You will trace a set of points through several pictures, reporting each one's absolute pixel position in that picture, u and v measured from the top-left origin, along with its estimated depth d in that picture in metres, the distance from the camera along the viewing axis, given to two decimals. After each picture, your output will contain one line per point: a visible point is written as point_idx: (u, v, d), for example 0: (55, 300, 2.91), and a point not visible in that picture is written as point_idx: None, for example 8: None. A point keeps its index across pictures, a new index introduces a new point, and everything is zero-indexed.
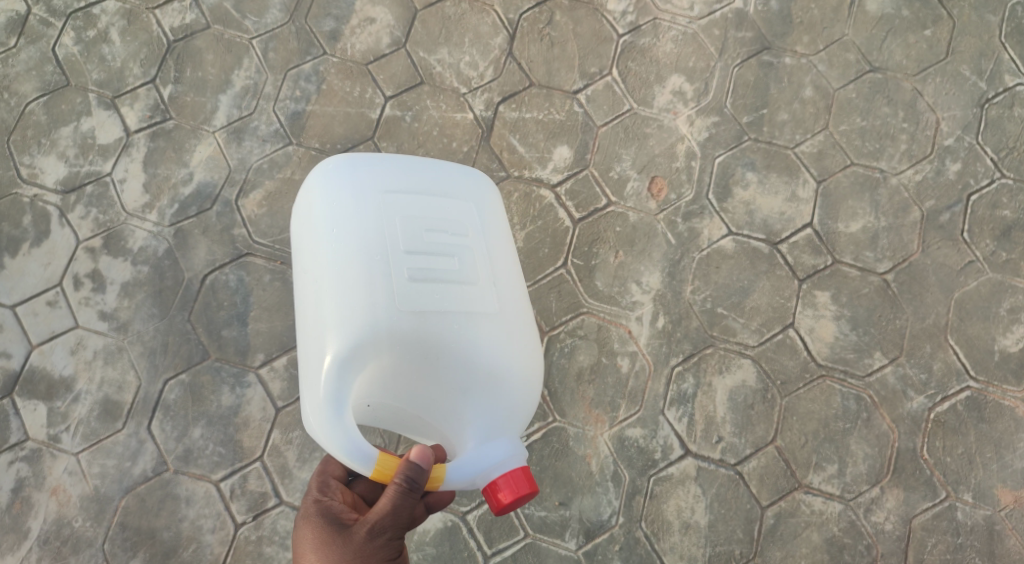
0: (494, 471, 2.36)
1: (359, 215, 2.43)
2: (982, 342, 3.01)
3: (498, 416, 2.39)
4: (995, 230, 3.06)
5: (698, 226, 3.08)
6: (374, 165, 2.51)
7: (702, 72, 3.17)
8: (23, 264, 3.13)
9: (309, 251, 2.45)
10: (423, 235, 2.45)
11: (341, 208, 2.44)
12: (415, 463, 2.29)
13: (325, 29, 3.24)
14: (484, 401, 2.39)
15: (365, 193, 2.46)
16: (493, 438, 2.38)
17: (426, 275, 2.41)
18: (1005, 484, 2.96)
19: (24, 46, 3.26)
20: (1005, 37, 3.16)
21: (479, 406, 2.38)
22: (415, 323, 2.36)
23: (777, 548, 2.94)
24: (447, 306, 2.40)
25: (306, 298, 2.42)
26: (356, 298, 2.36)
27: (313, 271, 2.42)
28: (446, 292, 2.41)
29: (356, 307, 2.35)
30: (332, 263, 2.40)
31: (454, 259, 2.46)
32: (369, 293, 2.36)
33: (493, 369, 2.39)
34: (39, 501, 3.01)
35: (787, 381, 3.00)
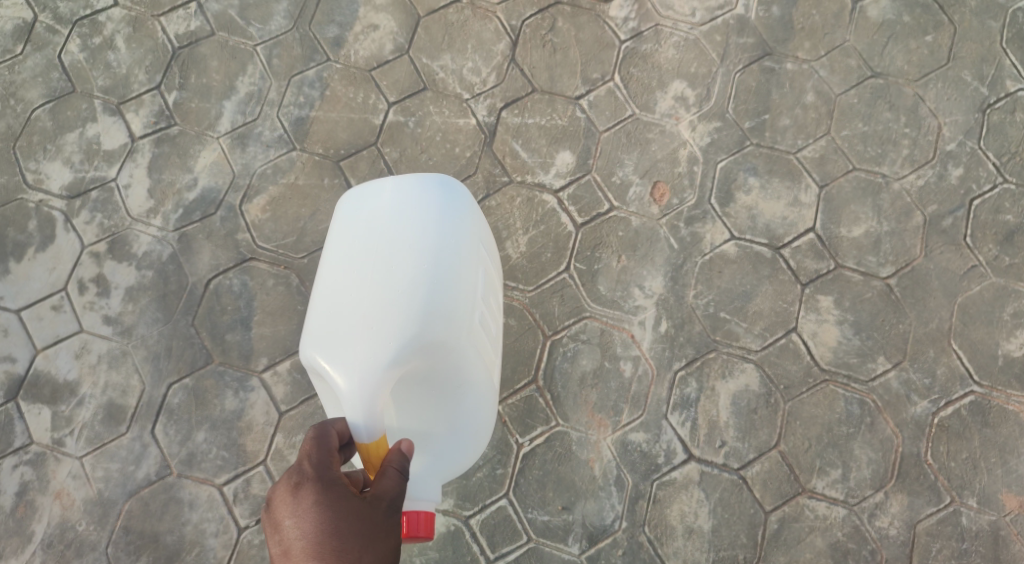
0: (420, 502, 2.45)
1: (469, 245, 2.53)
2: (985, 347, 3.01)
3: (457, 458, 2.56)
4: (998, 234, 3.06)
5: (701, 230, 3.09)
6: (478, 213, 2.64)
7: (704, 77, 3.18)
8: (28, 269, 3.14)
9: (408, 233, 2.47)
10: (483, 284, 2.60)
11: (461, 232, 2.52)
12: (405, 452, 2.35)
13: (328, 35, 3.26)
14: (456, 445, 2.54)
15: (475, 229, 2.58)
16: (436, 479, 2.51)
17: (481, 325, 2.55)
18: (1010, 489, 2.95)
19: (31, 53, 3.28)
20: (1006, 42, 3.17)
21: (453, 449, 2.54)
22: (473, 360, 2.48)
23: (781, 553, 2.93)
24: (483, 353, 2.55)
25: (390, 271, 2.42)
26: (444, 306, 2.41)
27: (406, 253, 2.44)
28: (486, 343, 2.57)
29: (440, 312, 2.40)
30: (430, 259, 2.44)
31: (492, 319, 2.63)
32: (459, 310, 2.44)
33: (479, 422, 2.58)
34: (43, 504, 3.02)
35: (790, 385, 3.00)
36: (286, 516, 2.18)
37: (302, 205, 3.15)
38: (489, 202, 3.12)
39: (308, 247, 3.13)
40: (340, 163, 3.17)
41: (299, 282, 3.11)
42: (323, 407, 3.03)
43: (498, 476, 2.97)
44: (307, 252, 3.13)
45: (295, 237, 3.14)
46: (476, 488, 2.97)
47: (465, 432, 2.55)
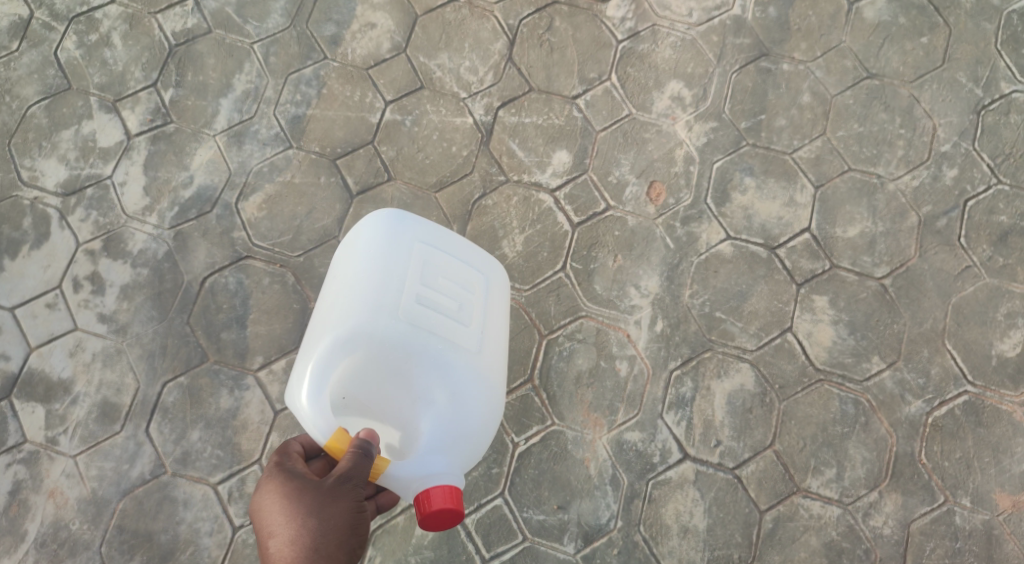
0: (433, 480, 2.45)
1: (395, 246, 2.59)
2: (979, 347, 3.02)
3: (449, 434, 2.47)
4: (992, 235, 3.08)
5: (697, 230, 3.09)
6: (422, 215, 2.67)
7: (700, 78, 3.19)
8: (22, 267, 3.13)
9: (340, 266, 2.64)
10: (432, 275, 2.58)
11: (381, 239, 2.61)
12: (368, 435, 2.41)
13: (325, 34, 3.26)
14: (440, 423, 2.46)
15: (409, 232, 2.62)
16: (439, 459, 2.47)
17: (427, 310, 2.52)
18: (1004, 488, 2.96)
19: (27, 50, 3.27)
20: (1001, 45, 3.19)
21: (436, 429, 2.46)
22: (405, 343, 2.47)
23: (776, 552, 2.94)
24: (436, 335, 2.50)
25: (325, 304, 2.60)
26: (358, 309, 2.50)
27: (336, 282, 2.61)
28: (439, 323, 2.52)
29: (358, 315, 2.49)
30: (350, 276, 2.57)
31: (451, 302, 2.58)
32: (376, 307, 2.50)
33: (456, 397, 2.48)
34: (36, 503, 3.01)
35: (785, 385, 3.01)
36: (253, 507, 2.40)
37: (298, 203, 3.15)
38: (485, 201, 3.12)
39: (304, 245, 3.13)
40: (336, 161, 3.17)
41: (294, 280, 3.11)
42: None
43: (494, 475, 2.97)
44: (303, 251, 3.12)
45: (291, 235, 3.13)
46: (471, 487, 2.96)
47: (441, 409, 2.46)
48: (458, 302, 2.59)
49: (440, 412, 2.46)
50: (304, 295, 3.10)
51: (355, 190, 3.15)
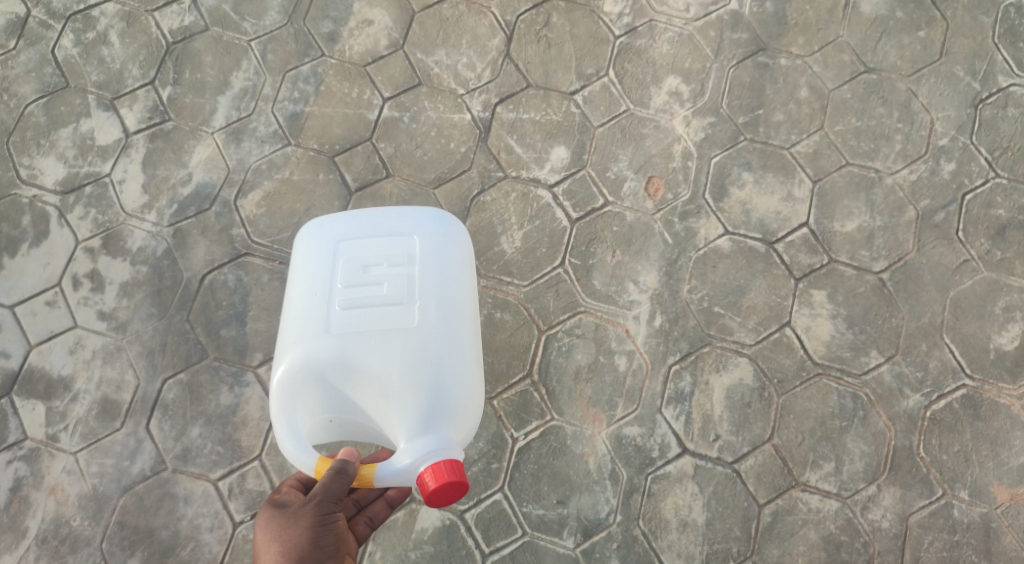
0: (425, 460, 2.41)
1: (315, 257, 2.58)
2: (977, 340, 3.03)
3: (427, 412, 2.44)
4: (990, 229, 3.08)
5: (695, 225, 3.10)
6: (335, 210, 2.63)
7: (698, 73, 3.19)
8: (22, 265, 3.14)
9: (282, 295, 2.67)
10: (361, 267, 2.55)
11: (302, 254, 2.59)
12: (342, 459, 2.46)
13: (323, 31, 3.26)
14: (412, 409, 2.44)
15: (324, 238, 2.59)
16: (417, 439, 2.42)
17: (358, 307, 2.50)
18: (1001, 481, 2.97)
19: (24, 48, 3.27)
20: (998, 38, 3.19)
21: (406, 414, 2.44)
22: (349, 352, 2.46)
23: (775, 546, 2.95)
24: (376, 327, 2.49)
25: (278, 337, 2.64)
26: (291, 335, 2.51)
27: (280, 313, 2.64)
28: (377, 316, 2.50)
29: (297, 336, 2.50)
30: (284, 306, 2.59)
31: (385, 286, 2.53)
32: (307, 326, 2.50)
33: (419, 377, 2.45)
34: (38, 500, 3.02)
35: (784, 379, 3.02)
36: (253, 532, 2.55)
37: (296, 200, 3.15)
38: (484, 197, 3.13)
39: None
40: (334, 158, 3.17)
41: None
42: None
43: (493, 470, 2.98)
44: None
45: (290, 232, 3.14)
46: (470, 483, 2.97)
47: (409, 395, 2.44)
48: (394, 280, 2.53)
49: (410, 398, 2.44)
50: None
51: (354, 186, 3.15)
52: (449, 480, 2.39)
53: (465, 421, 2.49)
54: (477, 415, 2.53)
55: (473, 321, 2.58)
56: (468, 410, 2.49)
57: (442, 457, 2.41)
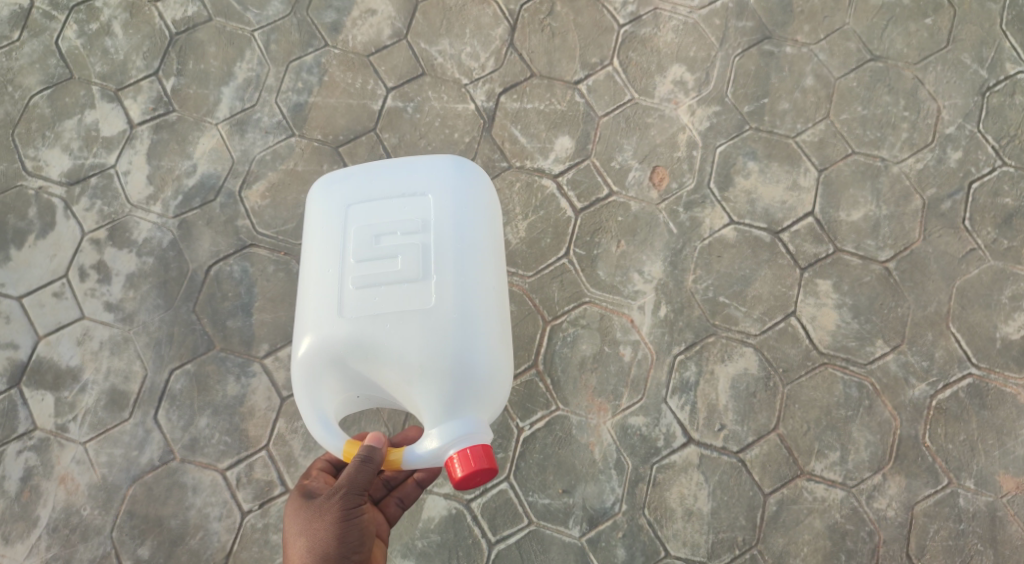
0: (454, 446, 2.43)
1: (328, 230, 2.57)
2: (983, 329, 3.02)
3: (449, 390, 2.43)
4: (997, 217, 3.07)
5: (700, 215, 3.09)
6: (345, 179, 2.60)
7: (703, 62, 3.17)
8: (29, 256, 3.15)
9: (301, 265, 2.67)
10: (375, 241, 2.53)
11: (315, 227, 2.59)
12: (369, 444, 2.46)
13: (326, 21, 3.25)
14: (435, 389, 2.43)
15: (335, 209, 2.58)
16: (442, 421, 2.44)
17: (375, 281, 2.49)
18: (1007, 470, 2.97)
19: (28, 39, 3.27)
20: (1006, 25, 3.17)
21: (427, 393, 2.44)
22: (366, 330, 2.46)
23: (780, 534, 2.95)
24: (393, 303, 2.47)
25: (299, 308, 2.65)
26: (308, 312, 2.51)
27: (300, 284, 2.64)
28: (394, 293, 2.48)
29: (314, 313, 2.50)
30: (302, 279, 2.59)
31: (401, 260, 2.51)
32: (324, 302, 2.50)
33: (439, 354, 2.44)
34: (47, 490, 3.03)
35: (789, 369, 3.01)
36: None
37: (301, 191, 3.16)
38: None
39: None
40: (339, 149, 3.17)
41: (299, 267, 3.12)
42: None
43: (499, 460, 2.99)
44: None
45: (295, 223, 3.14)
46: None
47: (430, 373, 2.43)
48: (409, 253, 2.51)
49: (432, 376, 2.44)
50: None
51: None
52: (477, 467, 2.42)
53: (491, 397, 2.49)
54: (502, 388, 2.51)
55: (494, 290, 2.54)
56: (492, 385, 2.48)
57: (472, 441, 2.44)
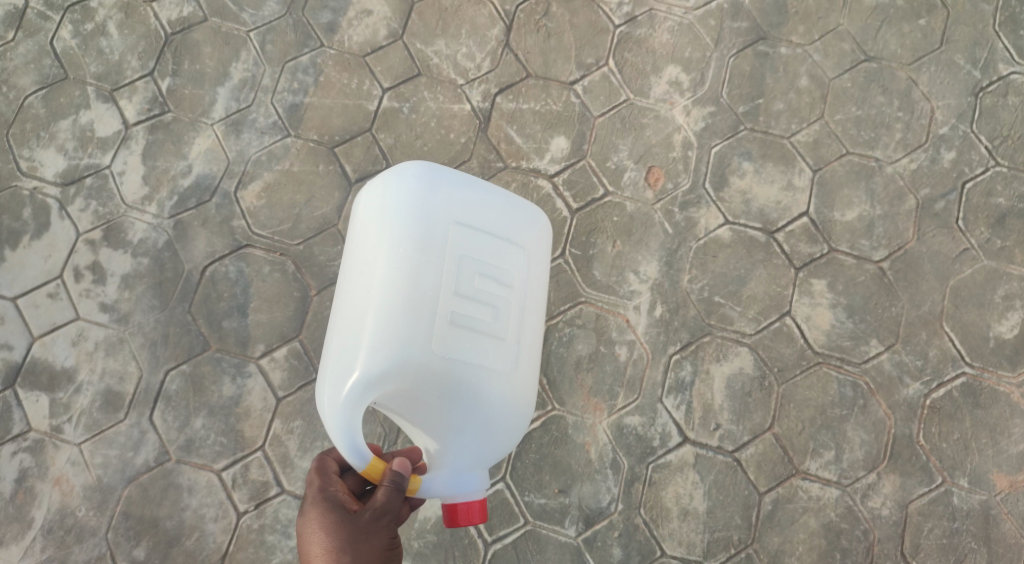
0: (464, 496, 2.48)
1: (424, 233, 2.46)
2: (977, 329, 3.04)
3: (490, 448, 2.48)
4: (990, 217, 3.08)
5: (695, 215, 3.10)
6: (454, 187, 2.52)
7: (698, 62, 3.18)
8: (23, 257, 3.14)
9: (362, 243, 2.51)
10: (463, 269, 2.49)
11: (410, 221, 2.46)
12: (396, 471, 2.40)
13: (322, 21, 3.25)
14: (481, 441, 2.46)
15: (438, 216, 2.48)
16: (469, 474, 2.47)
17: (457, 313, 2.46)
18: (1001, 468, 2.99)
19: (22, 40, 3.26)
20: (999, 26, 3.18)
21: (473, 441, 2.46)
22: (442, 362, 2.42)
23: (775, 533, 2.97)
24: (470, 343, 2.46)
25: (348, 287, 2.50)
26: (388, 318, 2.41)
27: (360, 265, 2.49)
28: (472, 333, 2.47)
29: (390, 318, 2.41)
30: (377, 268, 2.45)
31: (484, 302, 2.50)
32: (406, 313, 2.41)
33: (497, 411, 2.47)
34: (42, 491, 3.03)
35: (784, 368, 3.03)
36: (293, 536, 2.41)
37: (297, 192, 3.16)
38: None
39: (304, 234, 3.13)
40: (335, 150, 3.17)
41: (294, 268, 3.11)
42: None
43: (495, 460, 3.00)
44: (302, 239, 3.13)
45: (290, 223, 3.14)
46: None
47: (484, 425, 2.46)
48: (494, 299, 2.52)
49: (484, 429, 2.46)
50: (304, 282, 3.11)
51: (354, 177, 3.16)
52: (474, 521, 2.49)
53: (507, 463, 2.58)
54: None
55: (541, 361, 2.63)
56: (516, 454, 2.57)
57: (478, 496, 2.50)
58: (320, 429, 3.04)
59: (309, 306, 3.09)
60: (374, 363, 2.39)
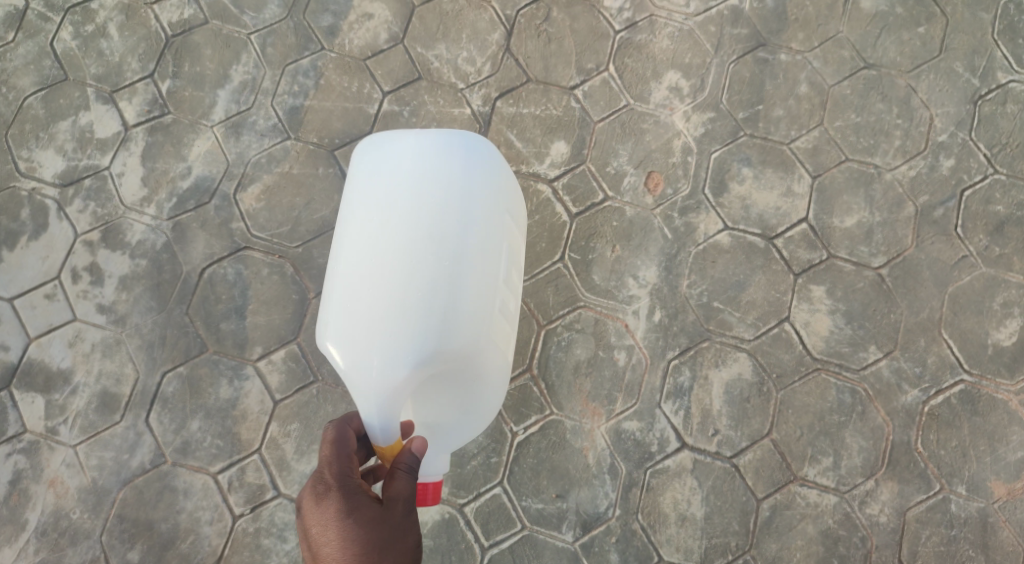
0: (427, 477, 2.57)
1: (490, 219, 2.54)
2: (975, 336, 3.04)
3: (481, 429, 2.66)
4: (989, 225, 3.08)
5: (694, 220, 3.10)
6: (504, 176, 2.64)
7: (698, 68, 3.19)
8: (21, 258, 3.14)
9: (414, 205, 2.48)
10: (505, 258, 2.61)
11: (480, 204, 2.53)
12: (417, 453, 2.45)
13: (323, 25, 3.25)
14: (480, 422, 2.63)
15: (498, 204, 2.58)
16: (443, 452, 2.58)
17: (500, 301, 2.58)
18: (999, 476, 2.98)
19: (22, 40, 3.26)
20: (998, 35, 3.18)
21: (476, 423, 2.62)
22: (490, 347, 2.54)
23: (773, 540, 2.96)
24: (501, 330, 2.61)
25: (396, 248, 2.45)
26: (457, 298, 2.44)
27: (415, 228, 2.46)
28: (502, 320, 2.61)
29: (463, 298, 2.45)
30: (437, 237, 2.46)
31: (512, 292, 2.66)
32: (475, 296, 2.47)
33: (500, 395, 2.67)
34: (37, 493, 3.02)
35: (782, 374, 3.02)
36: (315, 523, 2.39)
37: (296, 194, 3.15)
38: None
39: (303, 236, 3.13)
40: (335, 153, 3.17)
41: (293, 270, 3.11)
42: (318, 396, 3.04)
43: (492, 464, 2.99)
44: (301, 242, 3.12)
45: (289, 226, 3.13)
46: (470, 477, 2.99)
47: (489, 408, 2.64)
48: (513, 288, 2.69)
49: (487, 412, 2.64)
50: (303, 285, 3.10)
51: None
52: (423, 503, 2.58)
53: None
54: None
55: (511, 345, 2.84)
56: None
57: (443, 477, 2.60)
58: (317, 432, 3.02)
59: (308, 308, 3.08)
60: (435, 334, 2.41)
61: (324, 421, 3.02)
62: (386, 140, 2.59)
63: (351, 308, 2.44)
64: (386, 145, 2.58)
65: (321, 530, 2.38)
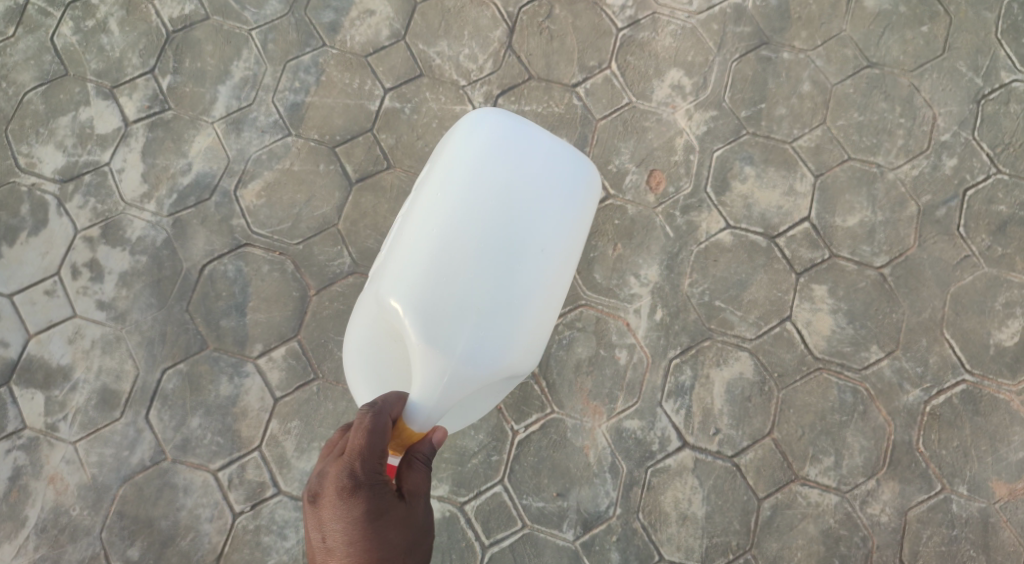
0: None
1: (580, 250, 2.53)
2: (977, 336, 3.03)
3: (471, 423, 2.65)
4: (991, 224, 3.08)
5: (696, 219, 3.09)
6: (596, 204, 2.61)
7: (700, 66, 3.18)
8: (20, 254, 3.13)
9: (532, 210, 2.41)
10: None
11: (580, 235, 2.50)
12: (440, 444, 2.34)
13: (324, 21, 3.24)
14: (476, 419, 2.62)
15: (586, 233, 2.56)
16: None
17: None
18: (1000, 476, 2.98)
19: (23, 35, 3.25)
20: (1002, 34, 3.17)
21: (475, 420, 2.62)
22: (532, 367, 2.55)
23: (774, 539, 2.95)
24: None
25: (505, 248, 2.37)
26: (541, 323, 2.42)
27: (528, 234, 2.39)
28: None
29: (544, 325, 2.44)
30: (544, 247, 2.40)
31: None
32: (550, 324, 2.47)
33: None
34: (37, 489, 3.01)
35: (784, 373, 3.02)
36: (337, 519, 2.15)
37: (297, 191, 3.14)
38: None
39: (304, 233, 3.11)
40: (335, 149, 3.16)
41: (293, 267, 3.09)
42: (319, 393, 3.03)
43: (493, 462, 2.99)
44: (302, 239, 3.11)
45: (289, 223, 3.12)
46: (471, 475, 2.98)
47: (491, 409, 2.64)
48: None
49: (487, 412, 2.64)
50: (303, 282, 3.09)
51: (354, 177, 3.14)
52: None
53: None
54: None
55: None
56: None
57: None
58: (318, 430, 3.01)
59: (308, 305, 3.07)
60: (515, 346, 2.37)
61: (325, 419, 3.01)
62: (518, 125, 2.48)
63: (444, 288, 2.34)
64: (507, 127, 2.47)
65: (349, 528, 2.14)
